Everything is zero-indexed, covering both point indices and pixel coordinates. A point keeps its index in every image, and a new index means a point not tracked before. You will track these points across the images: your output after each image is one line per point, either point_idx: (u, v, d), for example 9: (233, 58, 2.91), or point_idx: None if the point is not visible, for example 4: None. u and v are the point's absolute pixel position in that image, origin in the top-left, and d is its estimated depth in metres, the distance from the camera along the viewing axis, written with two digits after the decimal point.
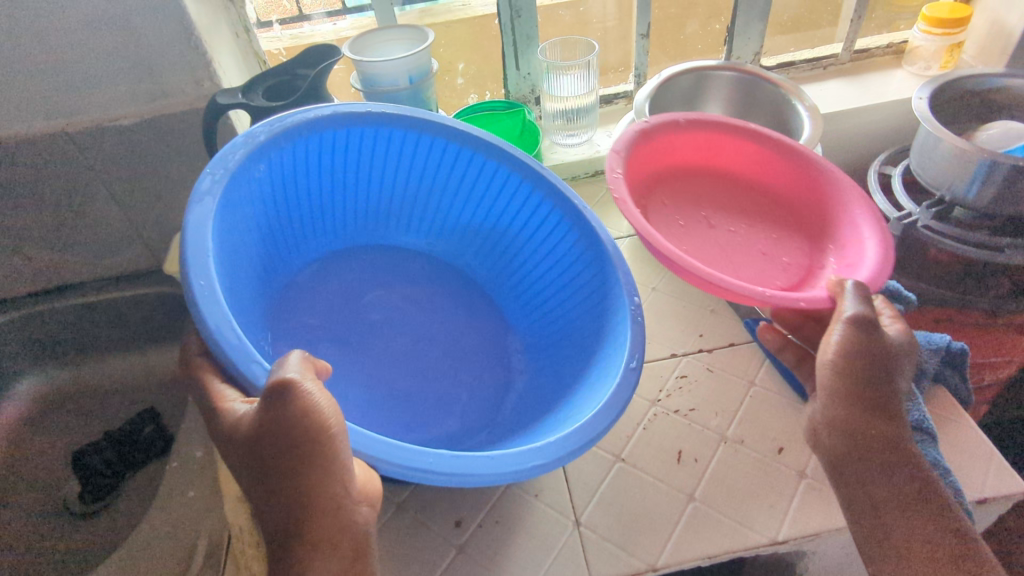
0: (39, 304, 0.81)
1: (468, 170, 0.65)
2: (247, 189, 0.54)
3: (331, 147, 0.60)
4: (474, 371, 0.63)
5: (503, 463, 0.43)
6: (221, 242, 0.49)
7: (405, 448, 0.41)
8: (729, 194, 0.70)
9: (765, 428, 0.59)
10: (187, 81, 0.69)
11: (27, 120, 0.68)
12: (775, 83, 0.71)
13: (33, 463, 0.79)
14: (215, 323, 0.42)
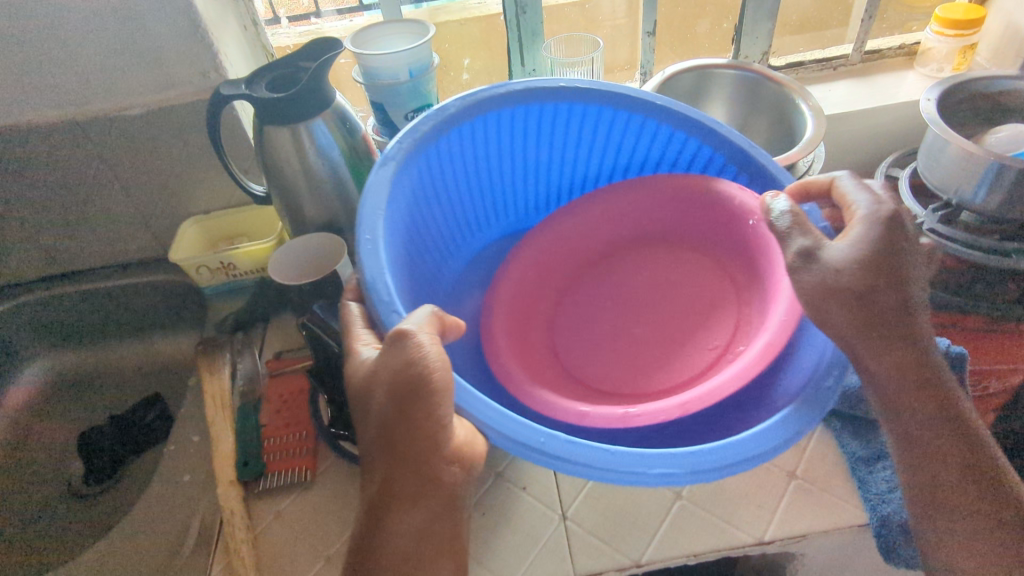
0: (50, 290, 0.83)
1: (643, 135, 0.64)
2: (424, 166, 0.56)
3: (531, 122, 0.61)
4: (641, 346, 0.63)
5: (620, 461, 0.40)
6: (397, 214, 0.52)
7: (523, 426, 0.41)
8: (616, 282, 0.66)
9: None
10: (194, 72, 0.70)
11: (39, 108, 0.69)
12: (780, 82, 0.70)
13: (38, 444, 0.81)
14: (373, 276, 0.46)
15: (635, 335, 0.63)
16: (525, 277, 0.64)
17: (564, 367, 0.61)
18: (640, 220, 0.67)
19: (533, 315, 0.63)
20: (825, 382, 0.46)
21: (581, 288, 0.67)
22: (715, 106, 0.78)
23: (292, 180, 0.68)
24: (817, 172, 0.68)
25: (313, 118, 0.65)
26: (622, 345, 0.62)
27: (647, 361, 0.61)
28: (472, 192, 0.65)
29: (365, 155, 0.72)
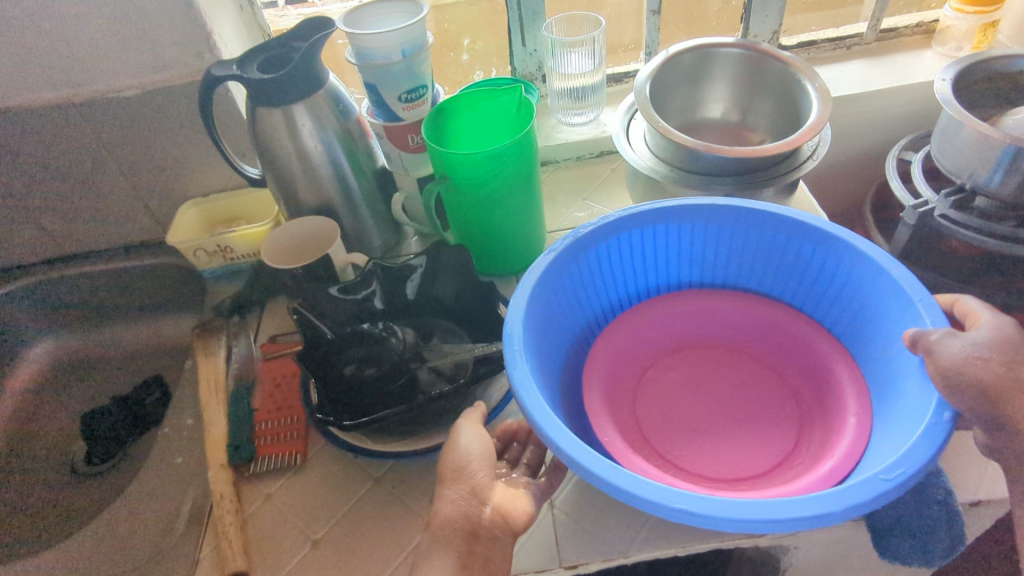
0: (52, 271, 0.83)
1: (805, 259, 0.60)
2: (556, 274, 0.57)
3: (665, 234, 0.62)
4: (704, 424, 0.59)
5: (662, 495, 0.38)
6: (535, 312, 0.55)
7: (584, 446, 0.41)
8: (690, 372, 0.64)
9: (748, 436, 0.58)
10: (188, 53, 0.70)
11: (35, 90, 0.69)
12: (787, 62, 0.67)
13: (38, 424, 0.81)
14: (512, 326, 0.51)
15: (725, 417, 0.60)
16: (616, 368, 0.62)
17: (642, 437, 0.58)
18: (754, 327, 0.65)
19: (622, 394, 0.62)
20: (882, 474, 0.39)
21: (667, 369, 0.65)
22: (716, 86, 0.75)
23: (286, 163, 0.67)
24: (822, 155, 0.66)
25: (306, 99, 0.64)
26: (692, 424, 0.60)
27: (733, 446, 0.57)
28: (615, 287, 0.65)
29: (360, 136, 0.71)
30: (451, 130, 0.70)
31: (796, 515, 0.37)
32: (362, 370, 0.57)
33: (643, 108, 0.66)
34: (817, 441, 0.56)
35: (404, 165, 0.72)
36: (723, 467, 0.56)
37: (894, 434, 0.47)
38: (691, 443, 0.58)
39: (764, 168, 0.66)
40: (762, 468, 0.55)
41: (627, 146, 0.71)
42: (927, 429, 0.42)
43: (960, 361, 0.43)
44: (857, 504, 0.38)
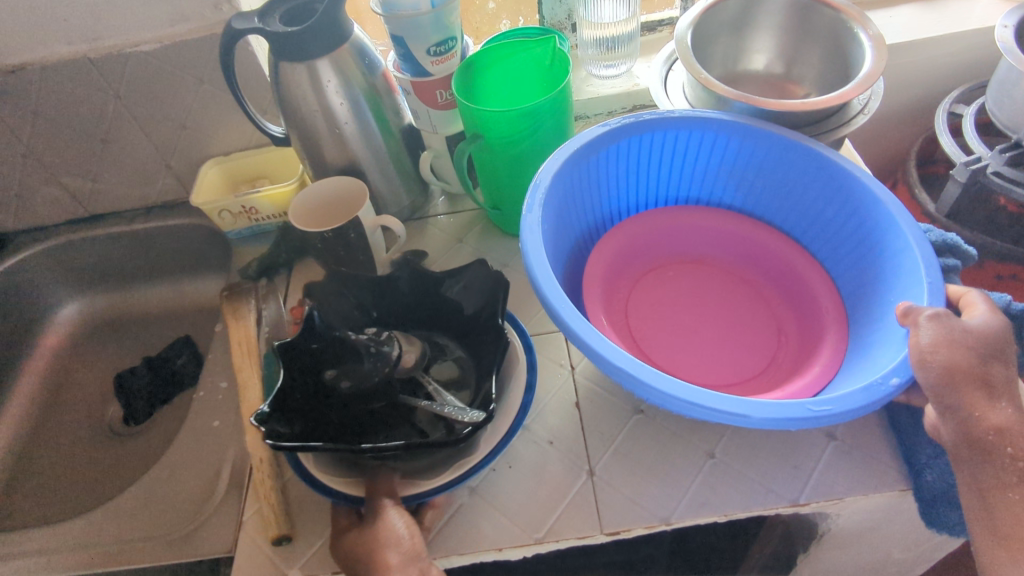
0: (76, 232, 0.83)
1: (824, 194, 0.60)
2: (574, 171, 0.59)
3: (698, 150, 0.63)
4: (693, 336, 0.62)
5: (653, 381, 0.41)
6: (552, 200, 0.56)
7: (599, 337, 0.44)
8: (693, 284, 0.67)
9: (731, 356, 0.60)
10: (205, 4, 0.66)
11: (50, 44, 0.67)
12: (838, 8, 0.63)
13: (74, 383, 0.83)
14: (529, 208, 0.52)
15: (707, 333, 0.63)
16: (618, 262, 0.66)
17: (632, 334, 0.62)
18: (767, 261, 0.66)
19: (619, 290, 0.65)
20: (808, 403, 0.40)
21: (669, 275, 0.68)
22: (761, 34, 0.71)
23: (311, 121, 0.65)
24: (874, 110, 0.62)
25: (329, 53, 0.61)
26: (683, 331, 0.63)
27: (706, 356, 0.60)
28: (631, 187, 0.67)
29: (386, 91, 0.68)
30: (482, 85, 0.67)
31: (714, 406, 0.40)
32: (341, 381, 0.53)
33: (684, 58, 0.62)
34: (790, 365, 0.59)
35: (432, 123, 0.69)
36: (703, 375, 0.59)
37: (875, 356, 0.49)
38: (669, 344, 0.61)
39: (808, 125, 0.62)
40: (739, 379, 0.58)
41: (665, 100, 0.68)
42: (871, 385, 0.42)
43: (935, 348, 0.42)
44: (779, 422, 0.40)
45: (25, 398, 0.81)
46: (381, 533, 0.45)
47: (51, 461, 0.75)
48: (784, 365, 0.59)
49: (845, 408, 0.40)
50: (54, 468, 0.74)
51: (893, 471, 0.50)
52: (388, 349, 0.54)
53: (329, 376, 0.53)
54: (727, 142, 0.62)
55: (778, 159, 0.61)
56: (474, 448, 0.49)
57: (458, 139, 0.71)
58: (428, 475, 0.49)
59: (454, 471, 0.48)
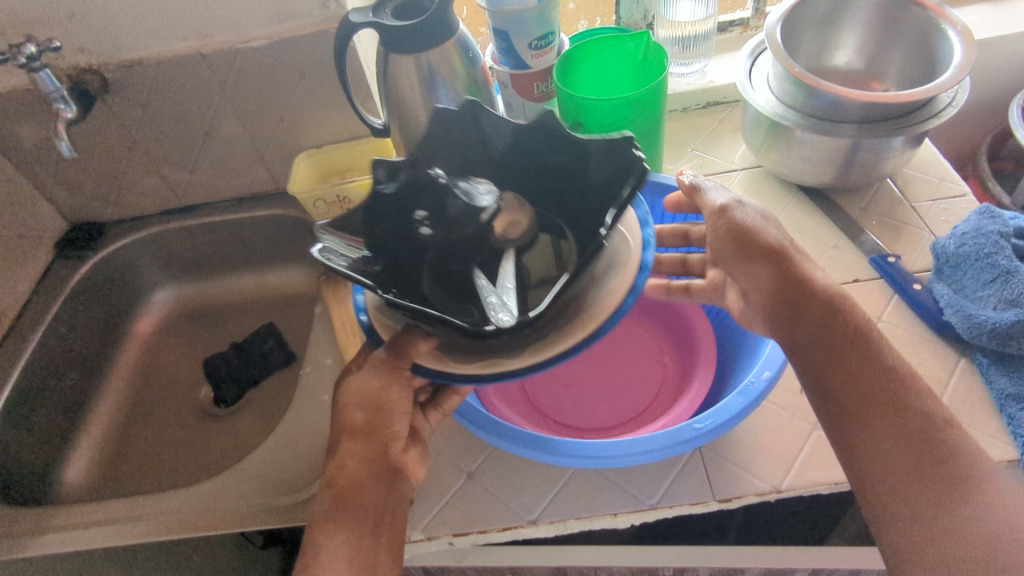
0: (172, 222, 0.87)
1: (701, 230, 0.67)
2: None
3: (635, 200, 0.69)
4: (586, 379, 0.66)
5: (535, 444, 0.49)
6: None
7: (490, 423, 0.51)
8: None
9: (619, 390, 0.66)
10: (315, 3, 0.70)
11: (167, 42, 0.72)
12: (927, 6, 0.65)
13: (167, 365, 0.86)
14: None
15: (600, 373, 0.67)
16: None
17: (527, 394, 0.66)
18: (668, 311, 0.71)
19: None
20: (694, 424, 0.48)
21: None
22: (846, 33, 0.74)
23: (414, 112, 0.68)
24: (962, 103, 0.64)
25: (436, 47, 0.64)
26: (575, 379, 0.67)
27: (597, 397, 0.65)
28: None
29: (484, 86, 0.71)
30: (577, 80, 0.69)
31: (609, 454, 0.48)
32: None
33: (775, 51, 0.65)
34: (668, 398, 0.64)
35: (526, 114, 0.72)
36: (595, 416, 0.64)
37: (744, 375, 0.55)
38: (560, 393, 0.66)
39: (895, 115, 0.64)
40: (621, 411, 0.64)
41: (753, 94, 0.71)
42: (746, 387, 0.49)
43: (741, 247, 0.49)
44: (651, 453, 0.48)
45: (123, 378, 0.84)
46: (361, 390, 0.47)
47: (149, 438, 0.79)
48: (663, 398, 0.64)
49: (719, 421, 0.48)
50: (154, 446, 0.78)
51: (1001, 443, 0.52)
52: (480, 201, 0.49)
53: (416, 218, 0.49)
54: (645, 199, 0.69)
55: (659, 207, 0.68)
56: (511, 351, 0.40)
57: None
58: (459, 357, 0.41)
59: (487, 367, 0.39)
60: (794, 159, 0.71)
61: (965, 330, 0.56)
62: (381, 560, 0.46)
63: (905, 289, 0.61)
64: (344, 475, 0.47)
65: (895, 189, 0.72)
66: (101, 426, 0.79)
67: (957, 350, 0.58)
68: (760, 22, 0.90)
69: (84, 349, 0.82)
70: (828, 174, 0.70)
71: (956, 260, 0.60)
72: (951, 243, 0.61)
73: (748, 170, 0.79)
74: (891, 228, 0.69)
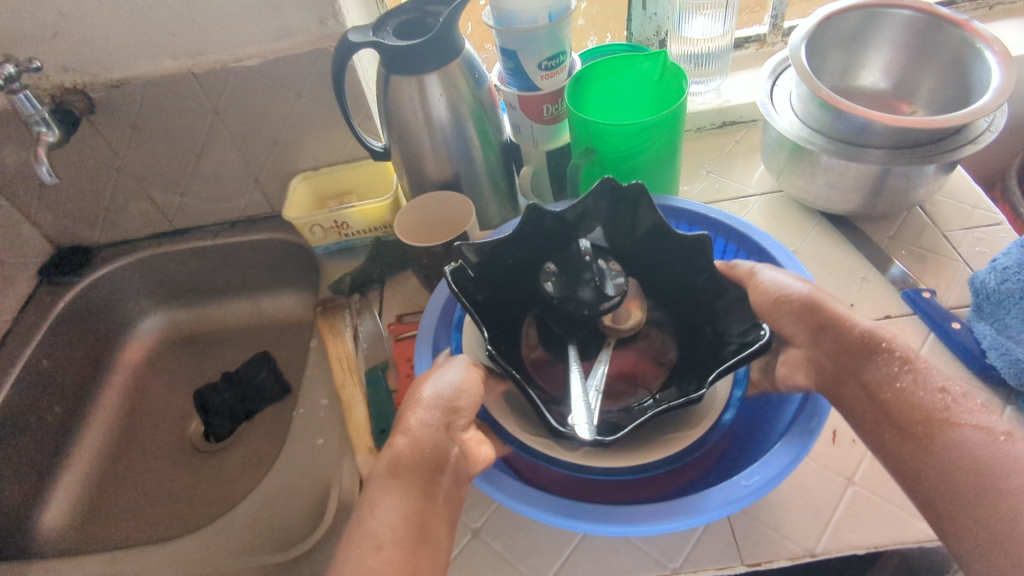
0: (161, 246, 0.83)
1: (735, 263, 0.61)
2: None
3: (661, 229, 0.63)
4: None
5: (520, 496, 0.44)
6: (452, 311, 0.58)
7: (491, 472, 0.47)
8: None
9: None
10: (312, 20, 0.66)
11: (155, 59, 0.68)
12: (962, 25, 0.61)
13: (155, 397, 0.82)
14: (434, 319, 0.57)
15: None
16: None
17: None
18: None
19: None
20: (742, 481, 0.43)
21: None
22: (873, 52, 0.70)
23: (416, 136, 0.64)
24: (1000, 128, 0.59)
25: (440, 69, 0.60)
26: None
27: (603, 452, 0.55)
28: None
29: (490, 107, 0.67)
30: (589, 100, 0.65)
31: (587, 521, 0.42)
32: (550, 289, 0.50)
33: (800, 72, 0.61)
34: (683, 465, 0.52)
35: (534, 137, 0.68)
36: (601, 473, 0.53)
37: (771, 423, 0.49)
38: None
39: (928, 141, 0.60)
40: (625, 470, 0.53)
41: (775, 116, 0.67)
42: (791, 438, 0.44)
43: (775, 299, 0.47)
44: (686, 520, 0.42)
45: (108, 411, 0.80)
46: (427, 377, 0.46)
47: (135, 478, 0.75)
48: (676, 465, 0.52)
49: (772, 476, 0.42)
50: (139, 487, 0.74)
51: None
52: (611, 287, 0.49)
53: (544, 270, 0.51)
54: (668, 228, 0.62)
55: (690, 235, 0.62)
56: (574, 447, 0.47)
57: (559, 155, 0.70)
58: (527, 426, 0.48)
59: (548, 443, 0.47)
60: (817, 185, 0.67)
61: (1011, 376, 0.52)
62: (437, 527, 0.39)
63: (942, 328, 0.57)
64: (406, 439, 0.42)
65: (925, 217, 0.68)
66: (83, 464, 0.75)
67: (1001, 397, 0.53)
68: (778, 38, 0.87)
69: (67, 382, 0.78)
70: (854, 200, 0.66)
71: (998, 297, 0.56)
72: (992, 279, 0.57)
73: (767, 194, 0.75)
74: (921, 258, 0.65)
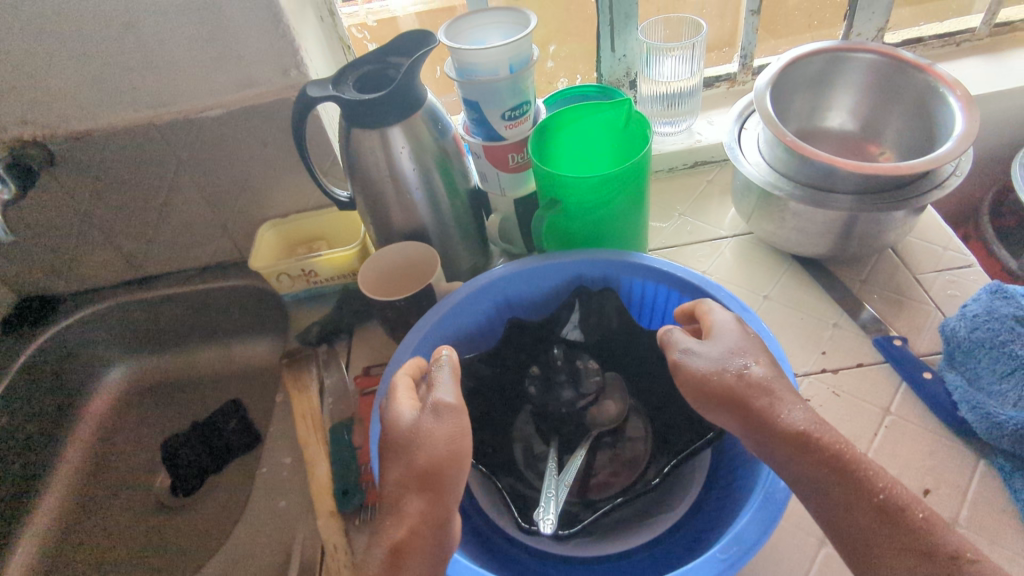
0: (128, 295, 0.82)
1: None
2: (444, 328, 0.59)
3: (626, 284, 0.61)
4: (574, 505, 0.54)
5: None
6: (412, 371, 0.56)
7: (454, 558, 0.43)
8: None
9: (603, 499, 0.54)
10: (275, 70, 0.65)
11: (117, 112, 0.67)
12: (928, 71, 0.61)
13: (119, 450, 0.80)
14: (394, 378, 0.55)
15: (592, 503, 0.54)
16: None
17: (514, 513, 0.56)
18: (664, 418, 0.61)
19: None
20: (718, 553, 0.41)
21: None
22: (840, 94, 0.70)
23: (380, 186, 0.63)
24: (965, 174, 0.59)
25: (403, 120, 0.59)
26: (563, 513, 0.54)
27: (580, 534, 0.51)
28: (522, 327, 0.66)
29: (455, 155, 0.67)
30: (554, 149, 0.64)
31: None
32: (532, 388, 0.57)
33: (766, 118, 0.61)
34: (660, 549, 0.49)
35: (501, 185, 0.67)
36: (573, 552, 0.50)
37: (743, 479, 0.47)
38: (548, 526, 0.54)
39: (894, 188, 0.59)
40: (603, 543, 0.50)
41: (742, 161, 0.66)
42: (763, 502, 0.43)
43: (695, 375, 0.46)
44: None
45: (73, 466, 0.78)
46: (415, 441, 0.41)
47: (95, 537, 0.72)
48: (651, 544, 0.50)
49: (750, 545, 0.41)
50: (100, 549, 0.72)
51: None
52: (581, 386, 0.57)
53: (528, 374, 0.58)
54: (629, 280, 0.61)
55: (656, 291, 0.60)
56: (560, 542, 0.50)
57: (527, 201, 0.70)
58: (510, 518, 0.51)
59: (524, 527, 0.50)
60: (786, 227, 0.66)
61: (984, 430, 0.51)
62: None
63: (914, 379, 0.57)
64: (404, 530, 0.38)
65: (895, 259, 0.68)
66: (43, 524, 0.73)
67: (974, 450, 0.53)
68: (748, 77, 0.87)
69: (26, 438, 0.76)
70: (825, 244, 0.65)
71: (969, 346, 0.55)
72: (963, 326, 0.56)
73: (739, 236, 0.74)
74: (893, 301, 0.64)
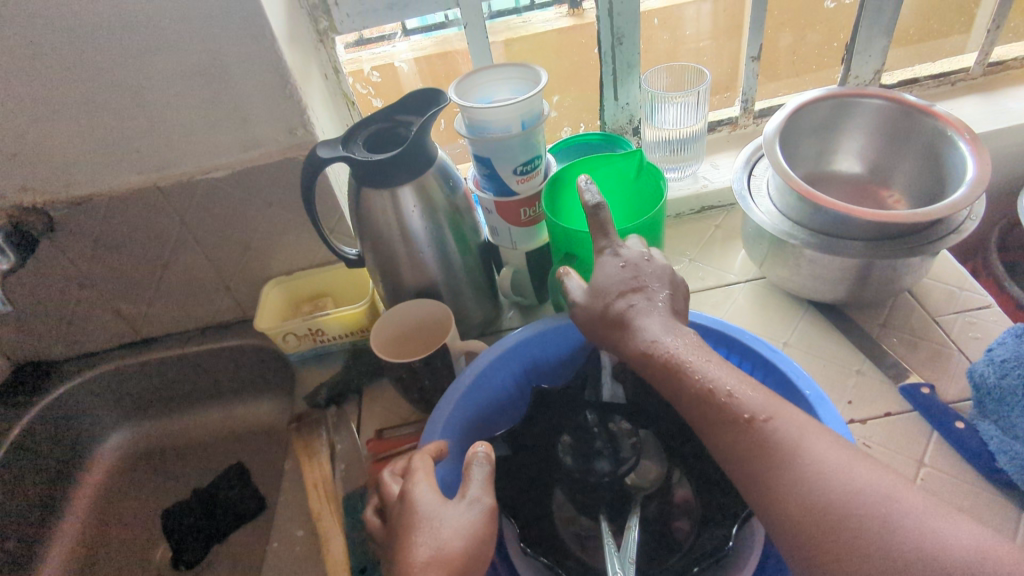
0: (125, 359, 0.79)
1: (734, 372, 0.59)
2: (472, 396, 0.57)
3: None
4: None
5: None
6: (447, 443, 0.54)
7: None
8: None
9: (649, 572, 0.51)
10: (281, 130, 0.65)
11: (120, 175, 0.66)
12: (936, 117, 0.62)
13: (117, 522, 0.77)
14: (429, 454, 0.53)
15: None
16: None
17: None
18: None
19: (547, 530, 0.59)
20: None
21: None
22: (847, 139, 0.71)
23: (390, 244, 0.62)
24: (980, 217, 0.58)
25: (414, 178, 0.58)
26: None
27: None
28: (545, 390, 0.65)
29: (466, 210, 0.66)
30: (567, 201, 0.64)
31: None
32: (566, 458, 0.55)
33: (778, 166, 0.60)
34: None
35: (513, 239, 0.66)
36: None
37: None
38: None
39: (911, 233, 0.59)
40: None
41: (754, 208, 0.66)
42: None
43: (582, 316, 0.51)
44: None
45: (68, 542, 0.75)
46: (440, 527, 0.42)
47: None
48: None
49: None
50: None
51: None
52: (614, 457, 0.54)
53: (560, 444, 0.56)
54: None
55: None
56: None
57: (539, 253, 0.69)
58: None
59: None
60: (803, 272, 0.65)
61: None
62: None
63: (948, 428, 0.55)
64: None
65: (913, 300, 0.67)
66: None
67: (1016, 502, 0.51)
68: (749, 120, 0.88)
69: (20, 515, 0.72)
70: (842, 289, 0.64)
71: (999, 394, 0.54)
72: (991, 373, 0.55)
73: (751, 281, 0.74)
74: (913, 343, 0.63)
